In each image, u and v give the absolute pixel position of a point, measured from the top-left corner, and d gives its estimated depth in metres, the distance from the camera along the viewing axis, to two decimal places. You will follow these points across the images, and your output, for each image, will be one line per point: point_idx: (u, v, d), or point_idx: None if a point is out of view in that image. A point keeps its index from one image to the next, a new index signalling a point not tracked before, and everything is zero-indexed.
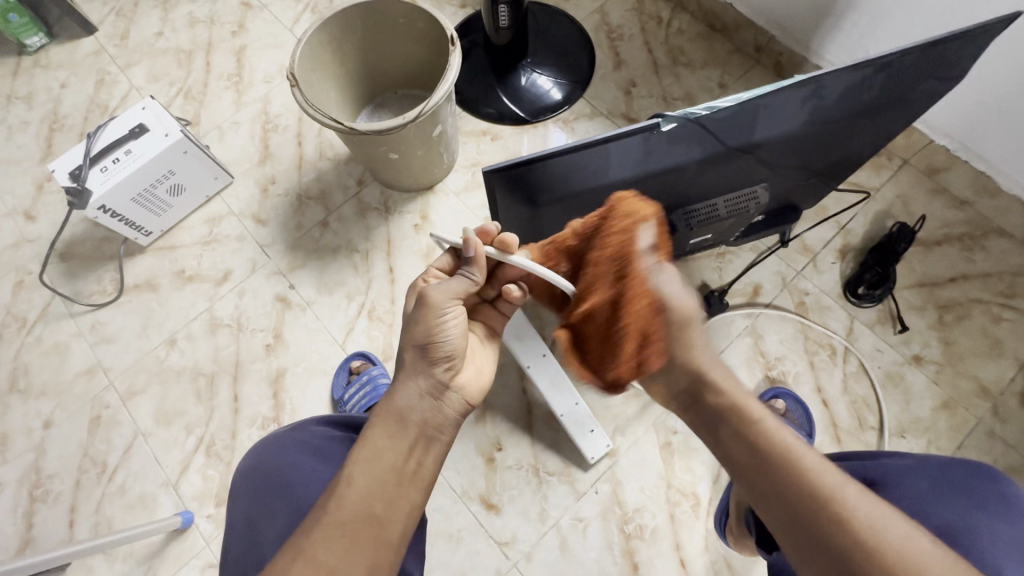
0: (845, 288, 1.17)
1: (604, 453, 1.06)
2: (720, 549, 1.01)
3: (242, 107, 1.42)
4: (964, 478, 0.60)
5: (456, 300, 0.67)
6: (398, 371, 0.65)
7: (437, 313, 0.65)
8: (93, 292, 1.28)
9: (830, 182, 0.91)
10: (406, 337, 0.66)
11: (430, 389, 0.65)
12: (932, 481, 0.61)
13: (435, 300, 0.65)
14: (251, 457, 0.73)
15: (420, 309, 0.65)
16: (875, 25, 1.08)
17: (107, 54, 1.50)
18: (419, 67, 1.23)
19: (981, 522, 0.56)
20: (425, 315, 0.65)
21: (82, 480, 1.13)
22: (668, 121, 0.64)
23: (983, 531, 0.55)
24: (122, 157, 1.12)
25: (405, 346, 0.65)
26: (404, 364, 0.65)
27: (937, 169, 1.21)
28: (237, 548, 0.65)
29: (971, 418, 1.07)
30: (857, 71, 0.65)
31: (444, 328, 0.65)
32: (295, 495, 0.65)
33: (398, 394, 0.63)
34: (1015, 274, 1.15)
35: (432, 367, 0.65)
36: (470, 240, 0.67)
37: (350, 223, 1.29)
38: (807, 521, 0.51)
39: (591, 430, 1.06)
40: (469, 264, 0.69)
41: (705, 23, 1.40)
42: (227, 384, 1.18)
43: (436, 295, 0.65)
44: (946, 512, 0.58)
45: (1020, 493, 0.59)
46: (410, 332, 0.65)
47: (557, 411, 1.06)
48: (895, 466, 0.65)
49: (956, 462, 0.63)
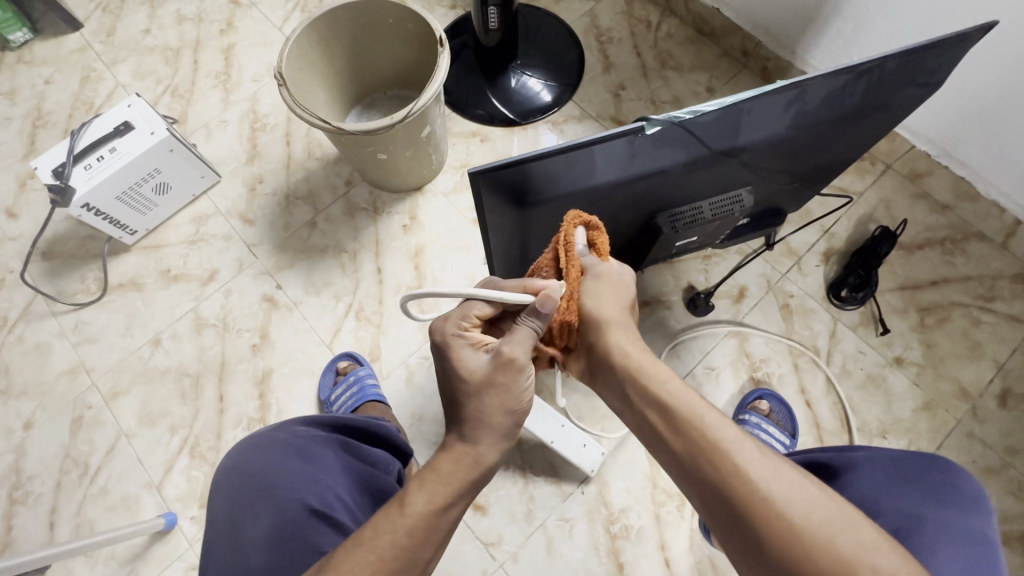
0: (829, 291, 1.18)
1: (601, 462, 1.05)
2: (704, 548, 1.02)
3: (230, 106, 1.41)
4: (922, 475, 0.61)
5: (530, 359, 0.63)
6: (479, 429, 0.60)
7: (519, 378, 0.61)
8: (76, 291, 1.26)
9: (814, 187, 0.93)
10: (492, 400, 0.60)
11: (504, 446, 0.62)
12: (888, 475, 0.63)
13: (522, 365, 0.61)
14: (231, 458, 0.72)
15: (507, 374, 0.61)
16: (859, 32, 1.10)
17: (93, 51, 1.48)
18: (408, 68, 1.23)
19: (926, 509, 0.57)
20: (514, 381, 0.61)
21: (63, 482, 1.12)
22: (653, 124, 0.65)
23: (921, 511, 0.56)
24: (107, 155, 1.11)
25: (489, 409, 0.60)
26: (489, 423, 0.60)
27: (919, 174, 1.23)
28: (217, 550, 0.64)
29: (951, 419, 1.09)
30: (839, 77, 0.66)
31: (527, 392, 0.63)
32: (279, 494, 0.65)
33: (475, 447, 0.59)
34: (994, 278, 1.17)
35: (510, 429, 0.62)
36: (553, 301, 0.59)
37: (338, 223, 1.29)
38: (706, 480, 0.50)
39: (584, 444, 1.05)
40: (540, 319, 0.60)
41: (694, 27, 1.42)
42: (212, 384, 1.17)
43: (522, 360, 0.61)
44: (895, 500, 0.59)
45: (979, 491, 0.58)
46: (495, 399, 0.61)
47: (546, 438, 1.05)
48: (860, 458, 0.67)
49: (917, 457, 0.64)
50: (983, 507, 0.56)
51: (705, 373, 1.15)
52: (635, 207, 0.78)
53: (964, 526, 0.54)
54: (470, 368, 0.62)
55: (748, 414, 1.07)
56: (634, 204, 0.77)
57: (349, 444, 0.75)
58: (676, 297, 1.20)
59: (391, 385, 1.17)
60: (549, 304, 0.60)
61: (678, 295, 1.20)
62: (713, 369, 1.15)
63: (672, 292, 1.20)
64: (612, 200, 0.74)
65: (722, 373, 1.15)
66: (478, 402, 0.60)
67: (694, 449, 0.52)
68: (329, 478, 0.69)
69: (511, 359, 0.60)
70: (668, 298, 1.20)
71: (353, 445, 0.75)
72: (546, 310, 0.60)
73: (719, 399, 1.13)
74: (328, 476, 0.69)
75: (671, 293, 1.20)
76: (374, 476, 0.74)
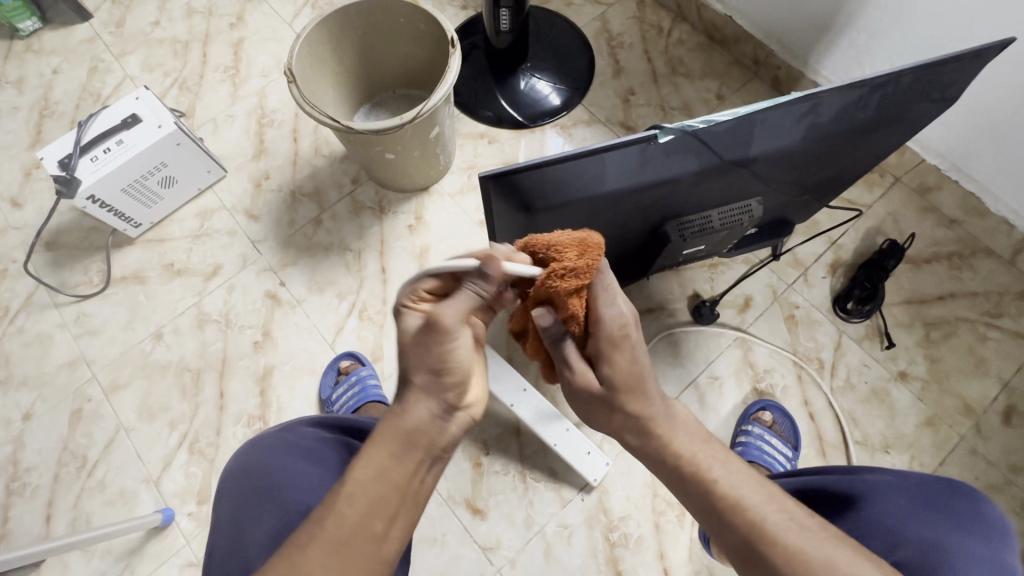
0: (835, 303, 1.18)
1: (605, 472, 1.05)
2: (703, 558, 1.01)
3: (237, 101, 1.40)
4: (942, 501, 0.59)
5: (467, 321, 0.56)
6: (403, 394, 0.55)
7: (450, 340, 0.55)
8: (79, 282, 1.26)
9: (822, 199, 0.92)
10: (414, 360, 0.55)
11: (446, 414, 0.55)
12: (907, 500, 0.61)
13: (449, 326, 0.54)
14: (238, 457, 0.72)
15: (432, 334, 0.54)
16: (872, 44, 1.10)
17: (102, 42, 1.48)
18: (418, 67, 1.23)
19: (946, 534, 0.54)
20: (441, 346, 0.54)
21: (61, 474, 1.11)
22: (666, 132, 0.64)
23: (949, 546, 0.53)
24: (113, 147, 1.10)
25: (412, 368, 0.55)
26: (414, 387, 0.55)
27: (928, 188, 1.22)
28: (221, 552, 0.64)
29: (954, 435, 1.09)
30: (854, 90, 0.65)
31: (461, 356, 0.56)
32: (285, 497, 0.64)
33: (410, 417, 0.54)
34: (1001, 294, 1.17)
35: (443, 393, 0.55)
36: (494, 262, 0.55)
37: (343, 221, 1.28)
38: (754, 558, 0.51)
39: (588, 452, 1.05)
40: (481, 280, 0.56)
41: (705, 34, 1.41)
42: (213, 380, 1.17)
43: (451, 320, 0.54)
44: (918, 527, 0.57)
45: (1001, 520, 0.55)
46: (420, 359, 0.55)
47: (550, 441, 1.04)
48: (879, 482, 0.66)
49: (937, 483, 0.62)
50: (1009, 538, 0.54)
51: (708, 383, 1.15)
52: (644, 215, 0.78)
53: (989, 554, 0.51)
54: (401, 335, 0.56)
55: (751, 425, 1.07)
56: (644, 211, 0.77)
57: (354, 447, 0.74)
58: (682, 304, 1.20)
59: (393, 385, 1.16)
60: (491, 266, 0.56)
61: (683, 302, 1.20)
62: (716, 378, 1.15)
63: (677, 299, 1.20)
64: (621, 206, 0.74)
65: (725, 384, 1.14)
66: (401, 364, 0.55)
67: (739, 538, 0.52)
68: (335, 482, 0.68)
69: (440, 320, 0.54)
70: (672, 306, 1.20)
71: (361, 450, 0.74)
72: (490, 272, 0.56)
73: (723, 409, 1.13)
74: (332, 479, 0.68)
75: (677, 300, 1.20)
76: None
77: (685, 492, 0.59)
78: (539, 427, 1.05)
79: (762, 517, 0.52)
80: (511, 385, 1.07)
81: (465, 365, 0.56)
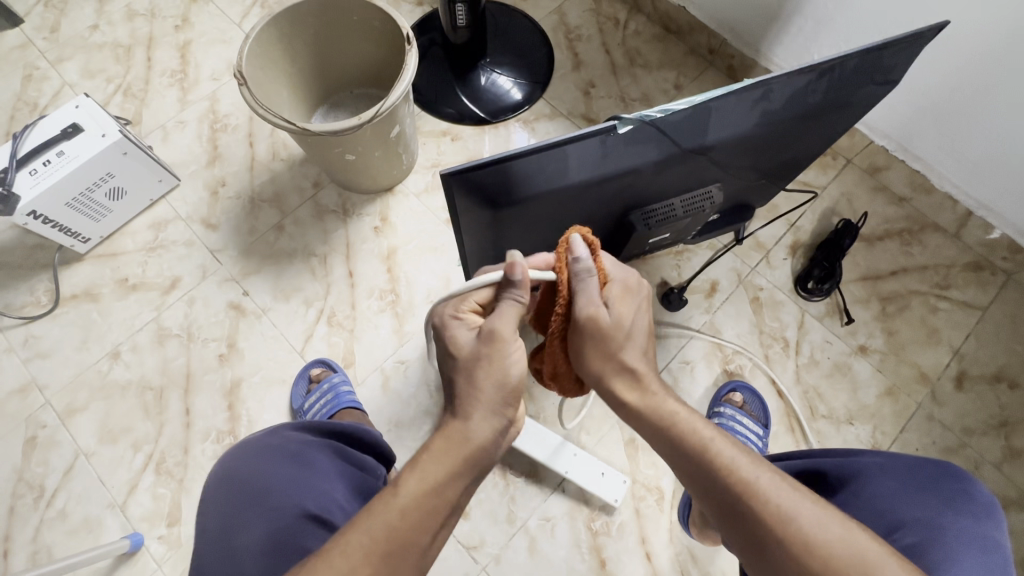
0: (796, 283, 1.21)
1: (624, 489, 1.04)
2: (684, 540, 1.03)
3: (187, 106, 1.35)
4: (935, 482, 0.61)
5: (519, 331, 0.61)
6: (469, 403, 0.58)
7: (504, 351, 0.59)
8: (25, 303, 1.19)
9: (779, 183, 0.95)
10: (480, 373, 0.59)
11: (501, 424, 0.59)
12: (900, 482, 0.62)
13: (505, 337, 0.59)
14: (222, 465, 0.69)
15: (489, 346, 0.59)
16: (819, 30, 1.13)
17: (35, 48, 1.40)
18: (375, 65, 1.20)
19: (943, 518, 0.56)
20: (496, 353, 0.59)
21: (17, 506, 1.06)
22: (625, 123, 0.65)
23: (944, 525, 0.55)
24: (54, 159, 1.05)
25: (477, 381, 0.59)
26: (478, 400, 0.58)
27: (878, 168, 1.27)
28: (203, 561, 0.60)
29: (912, 403, 1.14)
30: (802, 76, 0.67)
31: (514, 366, 0.60)
32: (276, 501, 0.62)
33: (467, 422, 0.57)
34: (949, 266, 1.23)
35: (503, 408, 0.59)
36: (518, 268, 0.57)
37: (307, 226, 1.25)
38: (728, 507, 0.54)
39: (602, 472, 1.05)
40: (516, 289, 0.60)
41: (661, 25, 1.43)
42: (177, 398, 1.12)
43: (504, 333, 0.59)
44: (911, 509, 0.59)
45: (990, 499, 0.58)
46: (480, 371, 0.59)
47: (561, 468, 1.04)
48: (867, 463, 0.66)
49: (926, 463, 0.63)
50: (996, 517, 0.56)
51: (680, 367, 1.17)
52: (609, 206, 0.78)
53: (983, 537, 0.54)
54: (460, 346, 0.61)
55: (723, 406, 1.10)
56: (610, 202, 0.77)
57: (340, 449, 0.73)
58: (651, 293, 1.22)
59: (367, 391, 1.14)
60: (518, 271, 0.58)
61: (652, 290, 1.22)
62: (687, 363, 1.17)
63: None
64: (586, 198, 0.74)
65: (696, 368, 1.17)
66: (466, 376, 0.59)
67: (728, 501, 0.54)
68: (327, 484, 0.66)
69: (497, 333, 0.60)
70: None
71: (347, 453, 0.74)
72: (519, 278, 0.59)
73: (694, 393, 1.16)
74: (324, 481, 0.66)
75: None
76: (367, 483, 0.73)
77: (691, 468, 0.59)
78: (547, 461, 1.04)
79: (754, 478, 0.54)
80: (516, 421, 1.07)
81: (520, 378, 0.60)
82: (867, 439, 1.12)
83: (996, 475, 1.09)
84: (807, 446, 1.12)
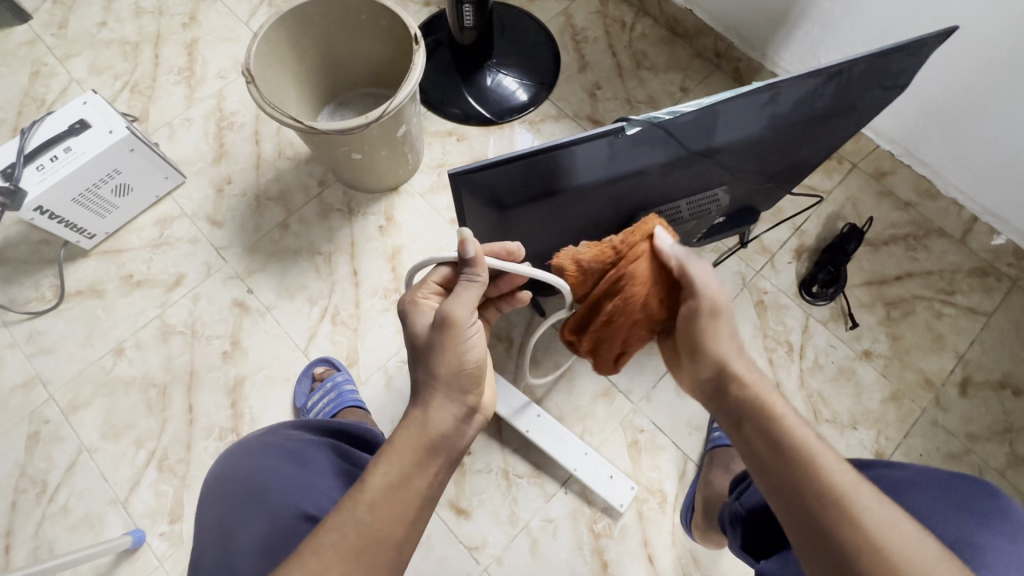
0: (801, 287, 1.21)
1: (631, 496, 1.04)
2: (686, 543, 1.03)
3: (194, 103, 1.35)
4: (970, 498, 0.60)
5: (474, 312, 0.62)
6: (426, 391, 0.60)
7: (461, 333, 0.60)
8: (30, 299, 1.19)
9: (784, 186, 0.94)
10: (438, 359, 0.60)
11: (461, 410, 0.61)
12: (934, 496, 0.61)
13: (459, 318, 0.60)
14: (222, 464, 0.69)
15: (444, 329, 0.60)
16: (826, 35, 1.13)
17: (43, 44, 1.40)
18: (382, 65, 1.21)
19: (977, 532, 0.55)
20: (453, 338, 0.60)
21: (19, 501, 1.05)
22: (633, 124, 0.64)
23: (979, 539, 0.54)
24: (61, 154, 1.05)
25: (433, 367, 0.60)
26: (437, 387, 0.60)
27: (884, 172, 1.27)
28: (206, 559, 0.60)
29: (916, 409, 1.14)
30: (812, 79, 0.66)
31: (471, 347, 0.61)
32: (273, 500, 0.61)
33: (427, 411, 0.59)
34: (954, 272, 1.23)
35: (460, 393, 0.61)
36: (470, 244, 0.61)
37: (311, 224, 1.25)
38: (811, 497, 0.50)
39: (610, 476, 1.04)
40: (470, 267, 0.62)
41: (667, 27, 1.43)
42: (180, 394, 1.12)
43: (458, 314, 0.60)
44: (943, 521, 0.58)
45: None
46: (436, 357, 0.60)
47: (569, 465, 1.04)
48: (902, 479, 0.66)
49: (964, 480, 0.62)
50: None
51: None
52: (615, 207, 0.78)
53: (1017, 555, 0.53)
54: (419, 332, 0.64)
55: None
56: (616, 204, 0.77)
57: (340, 448, 0.72)
58: None
59: (370, 390, 1.14)
60: (467, 249, 0.61)
61: None
62: None
63: None
64: (592, 199, 0.74)
65: None
66: (423, 365, 0.61)
67: (808, 490, 0.50)
68: (325, 483, 0.65)
69: (452, 317, 0.60)
70: None
71: (347, 451, 0.72)
72: (468, 255, 0.61)
73: None
74: (322, 480, 0.65)
75: None
76: None
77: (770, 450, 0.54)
78: (554, 452, 1.04)
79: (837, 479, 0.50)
80: (525, 415, 1.07)
81: (477, 362, 0.62)
82: (871, 444, 1.11)
83: (1001, 482, 1.09)
84: None
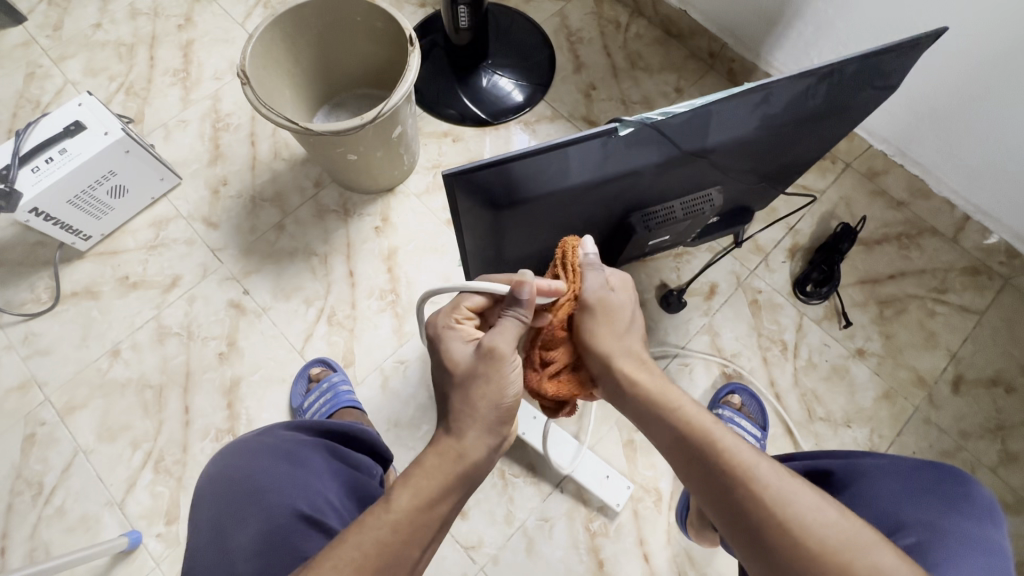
0: (795, 286, 1.22)
1: (627, 496, 1.04)
2: (681, 541, 1.03)
3: (189, 105, 1.35)
4: (937, 485, 0.61)
5: (516, 350, 0.62)
6: (464, 421, 0.59)
7: (503, 369, 0.60)
8: (25, 301, 1.19)
9: (778, 186, 0.95)
10: (478, 389, 0.59)
11: (493, 441, 0.60)
12: (902, 485, 0.62)
13: (504, 355, 0.60)
14: (213, 466, 0.68)
15: (489, 365, 0.60)
16: (818, 35, 1.14)
17: (38, 46, 1.40)
18: (378, 66, 1.21)
19: (945, 519, 0.56)
20: (495, 371, 0.60)
21: (15, 503, 1.05)
22: (626, 125, 0.65)
23: (947, 527, 0.56)
24: (57, 156, 1.05)
25: (471, 398, 0.59)
26: (475, 416, 0.59)
27: (876, 172, 1.28)
28: (198, 560, 0.60)
29: (909, 407, 1.14)
30: (802, 80, 0.67)
31: (510, 385, 0.60)
32: (269, 499, 0.62)
33: (461, 439, 0.58)
34: (946, 270, 1.23)
35: (499, 427, 0.60)
36: (527, 285, 0.60)
37: (308, 225, 1.25)
38: (715, 478, 0.55)
39: (606, 475, 1.05)
40: (520, 308, 0.62)
41: (662, 28, 1.44)
42: (176, 396, 1.12)
43: (503, 350, 0.60)
44: (913, 510, 0.59)
45: (990, 502, 0.58)
46: (480, 388, 0.59)
47: (564, 466, 1.05)
48: (870, 466, 0.67)
49: (930, 467, 0.63)
50: (996, 520, 0.57)
51: (678, 369, 1.18)
52: (609, 207, 0.79)
53: (983, 540, 0.54)
54: (456, 360, 0.62)
55: (721, 408, 1.11)
56: (610, 204, 0.78)
57: (334, 449, 0.73)
58: (650, 295, 1.22)
59: (367, 390, 1.14)
60: (524, 290, 0.60)
61: (652, 292, 1.22)
62: (686, 365, 1.18)
63: (645, 289, 1.23)
64: (586, 200, 0.75)
65: (695, 369, 1.18)
66: (462, 393, 0.60)
67: (721, 478, 0.54)
68: (321, 483, 0.67)
69: (495, 351, 0.60)
70: (641, 296, 1.22)
71: (340, 450, 0.73)
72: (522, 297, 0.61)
73: (693, 393, 1.16)
74: (318, 481, 0.67)
75: (645, 290, 1.23)
76: (360, 480, 0.72)
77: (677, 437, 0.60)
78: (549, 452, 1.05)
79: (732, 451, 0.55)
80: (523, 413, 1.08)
81: (515, 397, 0.61)
82: (865, 441, 1.12)
83: (992, 478, 1.10)
84: (804, 447, 1.12)
